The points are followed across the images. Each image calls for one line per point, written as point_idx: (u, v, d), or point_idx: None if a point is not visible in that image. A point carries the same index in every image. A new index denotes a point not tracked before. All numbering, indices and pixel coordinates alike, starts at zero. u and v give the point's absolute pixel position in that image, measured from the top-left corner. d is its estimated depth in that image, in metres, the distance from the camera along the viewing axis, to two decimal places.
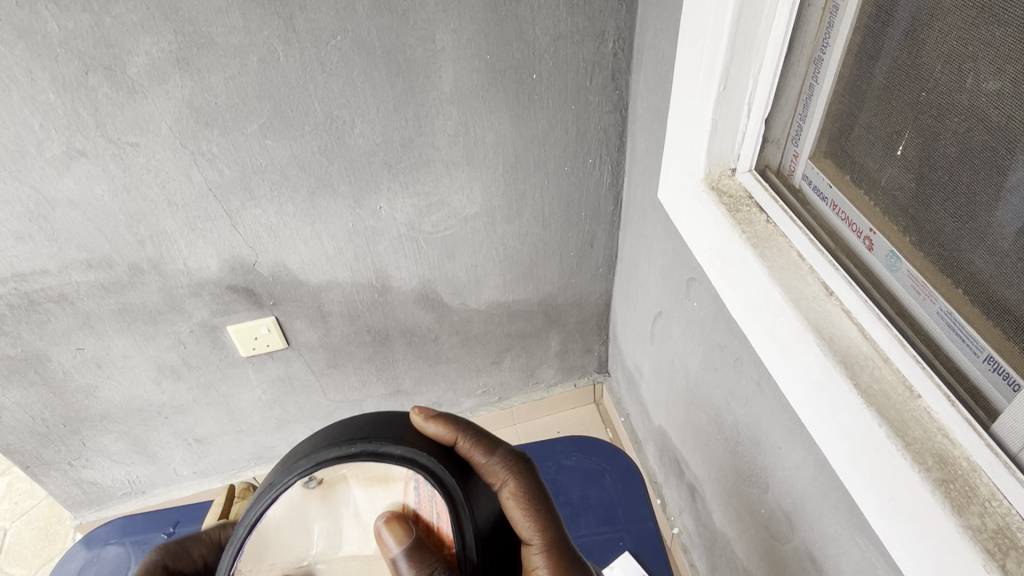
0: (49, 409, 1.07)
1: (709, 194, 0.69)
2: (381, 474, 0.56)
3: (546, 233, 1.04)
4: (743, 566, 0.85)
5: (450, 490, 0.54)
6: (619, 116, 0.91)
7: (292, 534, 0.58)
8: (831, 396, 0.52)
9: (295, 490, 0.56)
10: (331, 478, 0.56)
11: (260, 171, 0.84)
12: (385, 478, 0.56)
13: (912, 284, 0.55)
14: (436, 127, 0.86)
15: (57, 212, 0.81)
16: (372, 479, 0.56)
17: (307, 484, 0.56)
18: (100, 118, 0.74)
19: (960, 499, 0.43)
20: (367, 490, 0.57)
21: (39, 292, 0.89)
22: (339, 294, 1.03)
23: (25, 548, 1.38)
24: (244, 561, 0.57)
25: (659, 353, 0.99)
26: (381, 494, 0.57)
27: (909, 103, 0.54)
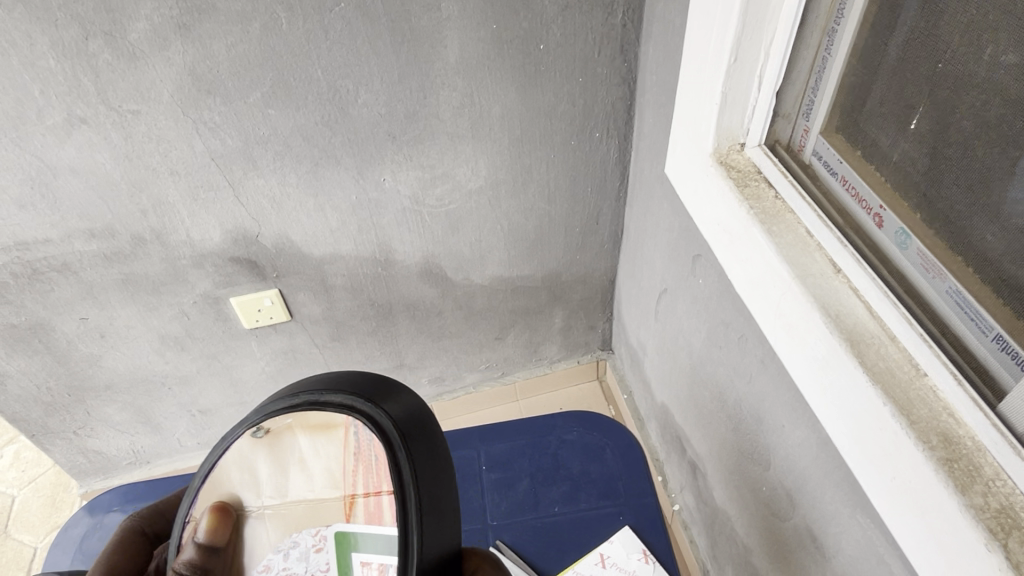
0: (54, 378, 1.07)
1: (717, 169, 0.68)
2: (322, 423, 0.58)
3: (551, 208, 1.03)
4: (743, 543, 0.86)
5: (388, 435, 0.53)
6: (627, 90, 0.90)
7: (249, 479, 0.63)
8: (836, 373, 0.52)
9: (244, 441, 0.61)
10: (277, 428, 0.60)
11: (263, 141, 0.83)
12: (325, 427, 0.58)
13: (921, 262, 0.54)
14: (440, 98, 0.84)
15: (59, 179, 0.81)
16: (313, 428, 0.59)
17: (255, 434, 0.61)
18: (101, 84, 0.73)
19: (964, 478, 0.43)
20: (311, 439, 0.60)
21: (41, 261, 0.89)
22: (342, 267, 1.03)
23: (32, 515, 1.40)
24: (199, 508, 0.61)
25: (663, 330, 0.99)
26: (324, 442, 0.60)
27: (925, 76, 0.53)
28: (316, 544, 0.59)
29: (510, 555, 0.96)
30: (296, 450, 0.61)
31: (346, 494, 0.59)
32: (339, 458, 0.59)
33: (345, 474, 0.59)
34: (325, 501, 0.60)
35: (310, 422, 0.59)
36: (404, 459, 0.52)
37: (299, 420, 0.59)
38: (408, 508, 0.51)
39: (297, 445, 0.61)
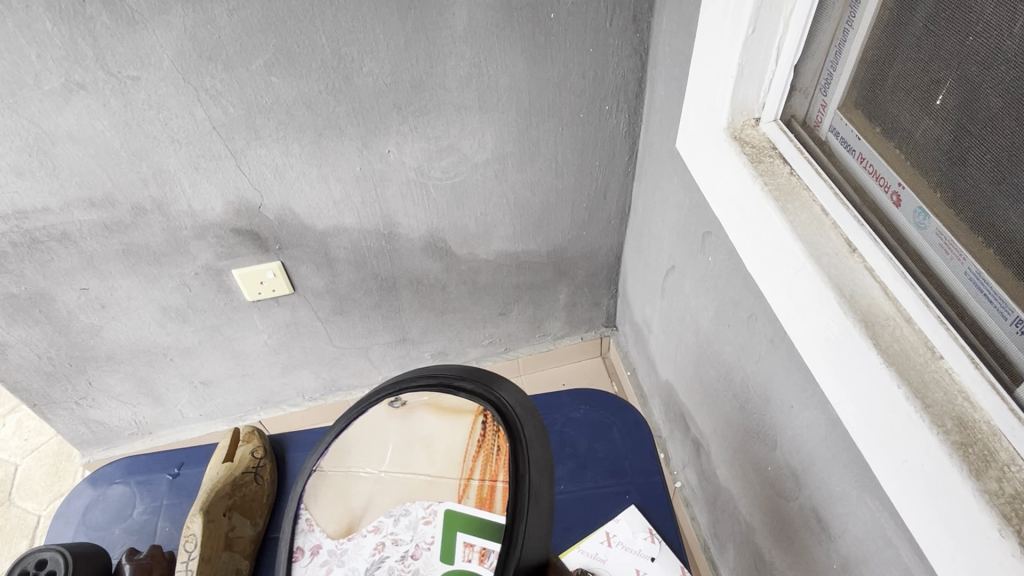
0: (55, 348, 1.06)
1: (732, 143, 0.67)
2: (456, 406, 0.59)
3: (559, 182, 1.01)
4: (745, 522, 0.86)
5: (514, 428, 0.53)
6: (639, 61, 0.88)
7: (366, 451, 0.63)
8: (849, 355, 0.51)
9: (380, 409, 0.63)
10: (413, 402, 0.61)
11: (266, 110, 0.81)
12: (457, 410, 0.59)
13: (940, 243, 0.53)
14: (447, 68, 0.82)
15: (58, 147, 0.79)
16: (446, 409, 0.60)
17: (391, 404, 0.62)
18: (99, 49, 0.71)
19: (978, 463, 0.42)
20: (440, 417, 0.61)
21: (41, 230, 0.88)
22: (346, 240, 1.01)
23: (35, 484, 1.41)
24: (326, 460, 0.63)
25: (670, 307, 0.98)
26: (453, 423, 0.59)
27: (953, 50, 0.51)
28: (425, 517, 0.56)
29: None
30: (420, 426, 0.62)
31: (463, 476, 0.56)
32: (463, 445, 0.58)
33: (465, 460, 0.56)
34: (441, 481, 0.58)
35: (444, 403, 0.60)
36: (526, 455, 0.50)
37: (436, 400, 0.60)
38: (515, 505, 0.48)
39: (426, 422, 0.62)
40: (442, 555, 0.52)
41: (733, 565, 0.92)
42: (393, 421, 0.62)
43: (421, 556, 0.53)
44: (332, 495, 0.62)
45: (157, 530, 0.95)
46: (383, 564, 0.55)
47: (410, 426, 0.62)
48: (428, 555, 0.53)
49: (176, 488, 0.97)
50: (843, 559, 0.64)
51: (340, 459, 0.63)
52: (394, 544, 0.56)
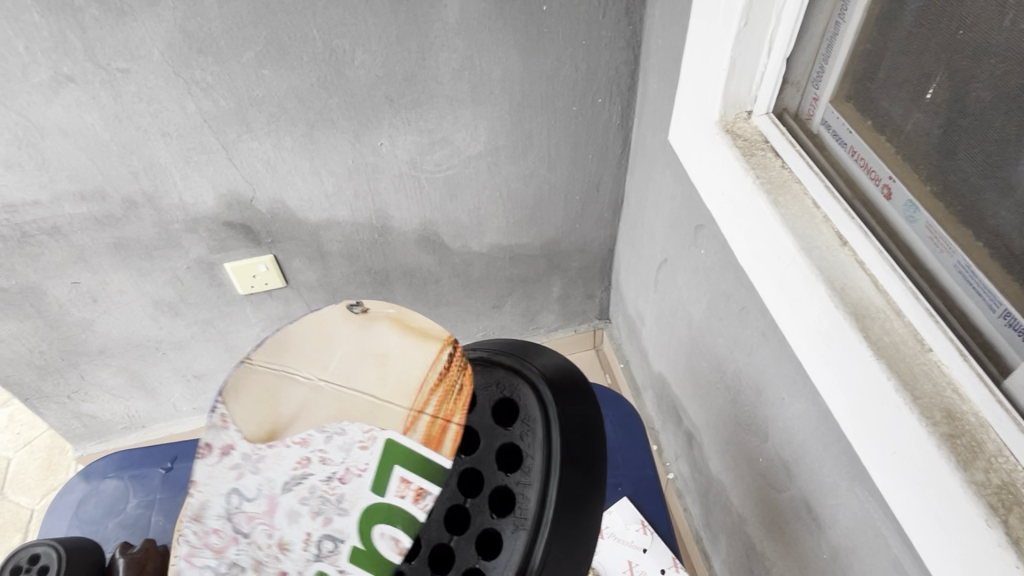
0: (46, 342, 1.06)
1: (724, 137, 0.67)
2: (426, 329, 0.48)
3: (552, 175, 1.01)
4: (736, 512, 0.86)
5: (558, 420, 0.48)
6: (632, 54, 0.88)
7: (307, 357, 0.47)
8: (839, 347, 0.51)
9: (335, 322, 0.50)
10: (376, 309, 0.49)
11: (257, 103, 0.81)
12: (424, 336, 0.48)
13: (929, 235, 0.53)
14: (439, 60, 0.82)
15: (47, 140, 0.78)
16: (414, 328, 0.48)
17: (349, 307, 0.49)
18: (88, 41, 0.70)
19: (966, 454, 0.43)
20: (405, 334, 0.48)
21: (31, 223, 0.87)
22: (338, 233, 1.01)
23: (28, 478, 1.41)
24: None
25: (663, 300, 0.98)
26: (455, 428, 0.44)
27: (943, 43, 0.51)
28: (361, 442, 0.44)
29: None
30: (379, 337, 0.48)
31: (414, 407, 0.45)
32: (420, 371, 0.46)
33: (420, 387, 0.46)
34: (386, 406, 0.45)
35: (411, 324, 0.48)
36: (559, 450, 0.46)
37: (402, 314, 0.49)
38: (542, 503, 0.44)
39: (385, 336, 0.48)
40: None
41: (724, 555, 0.93)
42: (347, 325, 0.48)
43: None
44: (253, 386, 0.46)
45: (151, 524, 0.94)
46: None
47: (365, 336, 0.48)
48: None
49: (169, 481, 0.97)
50: (833, 550, 0.64)
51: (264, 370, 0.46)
52: (321, 462, 0.44)
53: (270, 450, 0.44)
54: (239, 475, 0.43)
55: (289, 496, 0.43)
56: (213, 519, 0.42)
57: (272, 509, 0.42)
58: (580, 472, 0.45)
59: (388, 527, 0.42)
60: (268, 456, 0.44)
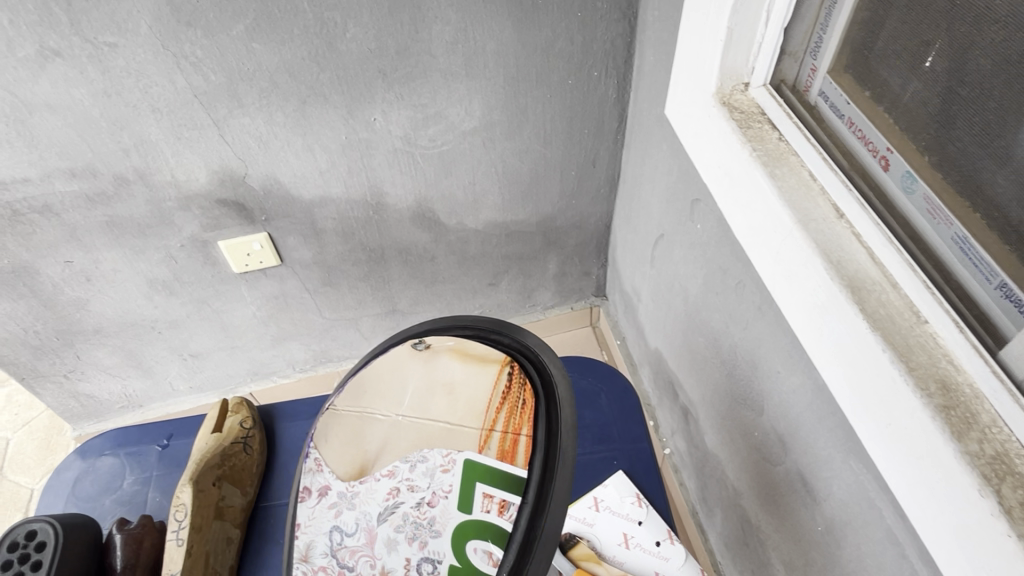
0: (41, 322, 1.06)
1: (721, 109, 0.66)
2: (483, 354, 0.56)
3: (548, 150, 1.00)
4: (732, 486, 0.87)
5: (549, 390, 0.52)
6: (628, 26, 0.86)
7: (388, 394, 0.56)
8: (835, 320, 0.51)
9: (403, 349, 0.59)
10: (438, 345, 0.58)
11: (248, 78, 0.80)
12: (483, 359, 0.55)
13: (927, 207, 0.53)
14: (433, 33, 0.81)
15: (35, 116, 0.77)
16: (472, 355, 0.56)
17: (414, 346, 0.58)
18: (74, 14, 0.69)
19: (960, 425, 0.43)
20: (465, 362, 0.56)
21: (21, 202, 0.86)
22: (332, 210, 1.00)
23: (28, 458, 1.41)
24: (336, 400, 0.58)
25: (659, 276, 0.98)
26: (478, 372, 0.55)
27: (942, 11, 0.50)
28: (443, 465, 0.49)
29: None
30: (444, 370, 0.56)
31: (484, 427, 0.50)
32: (486, 394, 0.53)
33: (488, 410, 0.51)
34: (462, 429, 0.51)
35: (470, 351, 0.56)
36: (552, 417, 0.49)
37: (461, 345, 0.57)
38: (539, 468, 0.46)
39: (450, 368, 0.56)
40: (459, 503, 0.47)
41: (720, 529, 0.94)
42: (414, 361, 0.58)
43: (438, 503, 0.47)
44: (342, 429, 0.55)
45: (149, 500, 0.95)
46: (397, 510, 0.48)
47: (431, 370, 0.57)
48: (446, 503, 0.47)
49: (166, 459, 0.98)
50: (827, 523, 0.65)
51: (352, 411, 0.56)
52: (410, 491, 0.49)
53: (361, 486, 0.50)
54: (337, 513, 0.50)
55: (385, 527, 0.48)
56: (319, 558, 0.48)
57: (371, 541, 0.47)
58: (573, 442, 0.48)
59: (481, 542, 0.45)
60: (362, 493, 0.50)
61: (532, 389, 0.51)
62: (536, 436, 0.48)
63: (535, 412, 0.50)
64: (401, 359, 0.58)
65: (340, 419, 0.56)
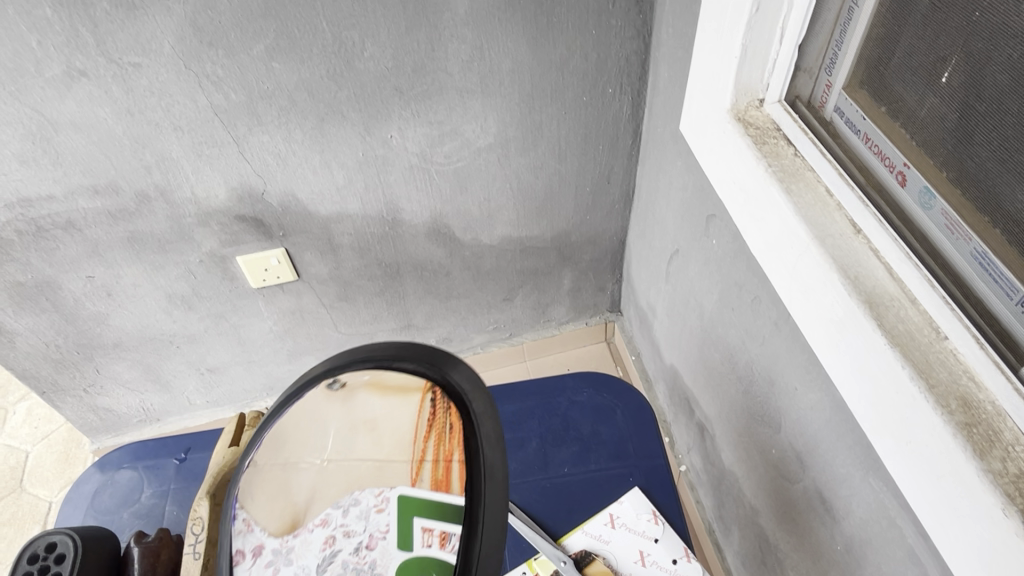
0: (62, 336, 1.07)
1: (735, 125, 0.66)
2: (402, 384, 0.45)
3: (562, 166, 1.01)
4: (749, 504, 0.86)
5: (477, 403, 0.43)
6: (642, 43, 0.87)
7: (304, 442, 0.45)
8: (852, 335, 0.51)
9: (313, 391, 0.46)
10: (353, 382, 0.46)
11: (267, 96, 0.81)
12: (402, 390, 0.45)
13: (945, 222, 0.52)
14: (449, 51, 0.82)
15: (61, 134, 0.79)
16: (391, 388, 0.45)
17: (327, 386, 0.46)
18: (100, 36, 0.71)
19: (982, 444, 0.42)
20: (384, 396, 0.45)
21: (46, 218, 0.88)
22: (349, 226, 1.01)
23: (46, 471, 1.43)
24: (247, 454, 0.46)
25: (674, 291, 0.97)
26: (399, 407, 0.44)
27: (959, 26, 0.50)
28: (376, 505, 0.41)
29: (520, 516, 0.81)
30: (363, 410, 0.45)
31: (415, 458, 0.42)
32: (411, 425, 0.43)
33: (414, 443, 0.42)
34: (390, 467, 0.42)
35: (387, 381, 0.45)
36: (479, 427, 0.41)
37: (378, 377, 0.45)
38: (470, 487, 0.39)
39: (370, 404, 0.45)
40: (398, 542, 0.39)
41: (738, 548, 0.93)
42: (329, 405, 0.45)
43: (377, 545, 0.39)
44: (262, 485, 0.44)
45: (166, 513, 0.96)
46: (337, 560, 0.39)
47: (353, 413, 0.45)
48: (385, 544, 0.39)
49: (183, 472, 0.98)
50: (847, 541, 0.64)
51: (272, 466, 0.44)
52: (347, 538, 0.40)
53: (296, 539, 0.41)
54: (274, 571, 0.39)
55: None
56: None
57: None
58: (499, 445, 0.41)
59: None
60: (296, 547, 0.40)
61: (457, 410, 0.42)
62: (467, 453, 0.40)
63: (462, 435, 0.41)
64: (310, 405, 0.46)
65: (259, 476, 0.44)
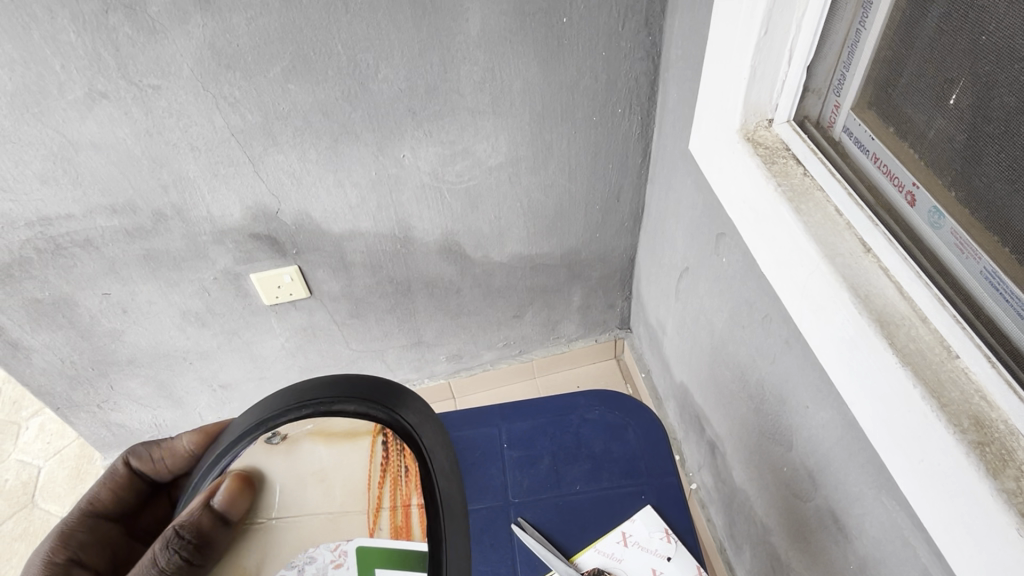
0: (77, 352, 1.08)
1: (745, 145, 0.67)
2: (349, 429, 0.48)
3: (572, 185, 1.02)
4: (761, 523, 0.86)
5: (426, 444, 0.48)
6: (652, 64, 0.88)
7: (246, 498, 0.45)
8: (864, 354, 0.51)
9: (253, 446, 0.46)
10: (297, 433, 0.47)
11: (283, 117, 0.82)
12: (351, 435, 0.48)
13: (955, 242, 0.53)
14: (461, 73, 0.83)
15: (81, 155, 0.81)
16: (338, 434, 0.48)
17: (266, 440, 0.46)
18: (121, 59, 0.73)
19: (995, 463, 0.42)
20: (330, 444, 0.47)
21: (64, 236, 0.89)
22: (361, 244, 1.02)
23: (58, 486, 1.43)
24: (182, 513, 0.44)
25: (684, 309, 0.98)
26: (347, 454, 0.47)
27: (966, 49, 0.51)
28: (333, 561, 0.43)
29: (533, 533, 0.81)
30: (308, 460, 0.47)
31: (371, 506, 0.46)
32: (364, 472, 0.48)
33: (369, 488, 0.47)
34: (347, 516, 0.45)
35: (334, 428, 0.47)
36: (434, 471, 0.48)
37: (323, 425, 0.47)
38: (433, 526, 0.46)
39: (315, 452, 0.47)
40: None
41: (749, 567, 0.92)
42: (271, 460, 0.46)
43: None
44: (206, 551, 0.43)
45: None
46: None
47: (297, 464, 0.47)
48: None
49: None
50: (860, 560, 0.63)
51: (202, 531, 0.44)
52: None
53: None
54: None
55: None
56: None
57: None
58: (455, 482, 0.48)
59: None
60: None
61: (412, 453, 0.48)
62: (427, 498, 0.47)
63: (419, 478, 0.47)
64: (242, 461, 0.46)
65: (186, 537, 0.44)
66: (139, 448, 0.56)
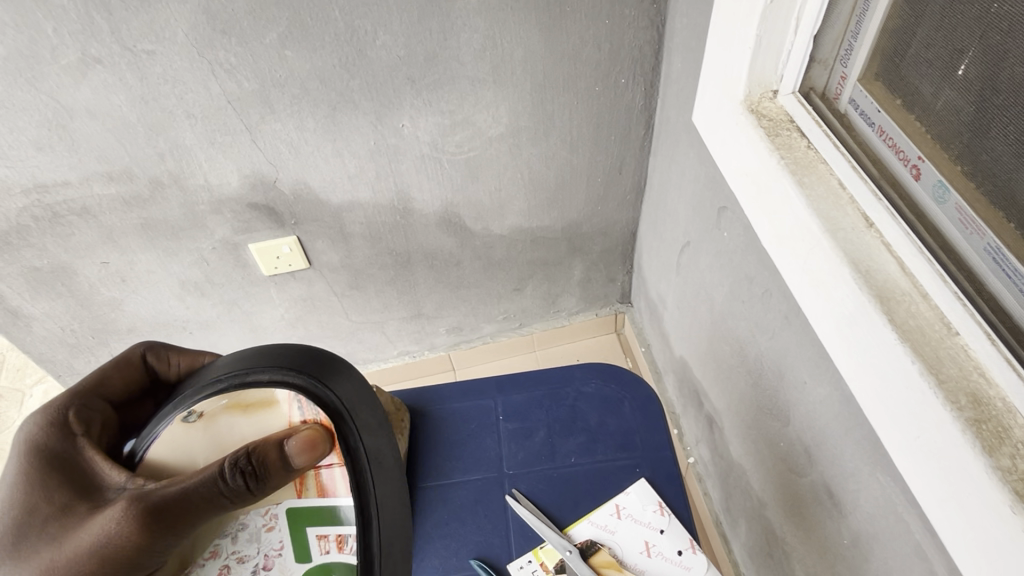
0: (78, 320, 1.09)
1: (749, 117, 0.66)
2: (258, 399, 0.57)
3: (573, 157, 1.01)
4: (756, 496, 0.86)
5: (339, 408, 0.58)
6: (656, 33, 0.86)
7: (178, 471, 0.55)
8: (862, 330, 0.50)
9: (174, 425, 0.57)
10: (211, 411, 0.57)
11: (280, 84, 0.81)
12: (262, 403, 0.57)
13: (959, 218, 0.52)
14: (462, 40, 0.82)
15: (77, 121, 0.80)
16: (251, 404, 0.57)
17: (186, 419, 0.57)
18: (114, 23, 0.71)
19: (992, 440, 0.41)
20: (245, 414, 0.57)
21: (61, 204, 0.89)
22: (361, 214, 1.02)
23: None
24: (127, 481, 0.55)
25: (684, 283, 0.97)
26: (261, 419, 0.57)
27: (977, 18, 0.49)
28: (265, 525, 0.57)
29: (526, 505, 0.81)
30: (226, 431, 0.57)
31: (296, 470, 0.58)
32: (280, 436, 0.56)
33: None
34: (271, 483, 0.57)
35: (247, 400, 0.57)
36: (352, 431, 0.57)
37: (235, 399, 0.57)
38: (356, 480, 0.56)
39: (231, 423, 0.57)
40: (297, 555, 0.56)
41: (744, 539, 0.93)
42: (193, 436, 0.56)
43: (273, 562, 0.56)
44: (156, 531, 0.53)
45: None
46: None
47: (214, 434, 0.57)
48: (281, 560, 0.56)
49: None
50: (853, 535, 0.64)
51: (157, 468, 0.56)
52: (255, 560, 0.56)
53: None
54: None
55: None
56: None
57: None
58: (371, 436, 0.59)
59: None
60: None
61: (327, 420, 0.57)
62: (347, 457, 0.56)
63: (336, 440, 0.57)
64: (166, 433, 0.57)
65: (153, 461, 0.56)
66: (159, 347, 0.65)
